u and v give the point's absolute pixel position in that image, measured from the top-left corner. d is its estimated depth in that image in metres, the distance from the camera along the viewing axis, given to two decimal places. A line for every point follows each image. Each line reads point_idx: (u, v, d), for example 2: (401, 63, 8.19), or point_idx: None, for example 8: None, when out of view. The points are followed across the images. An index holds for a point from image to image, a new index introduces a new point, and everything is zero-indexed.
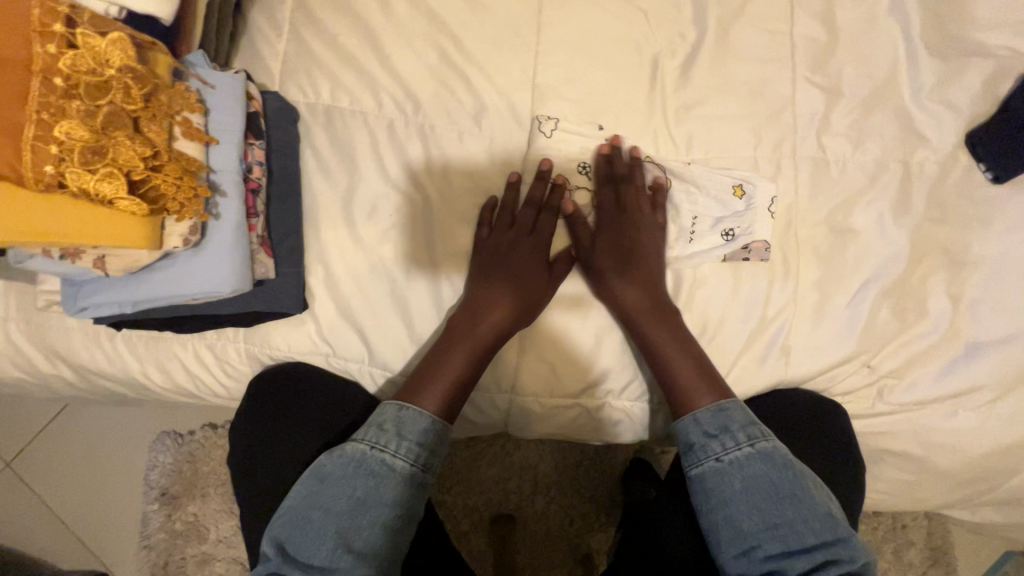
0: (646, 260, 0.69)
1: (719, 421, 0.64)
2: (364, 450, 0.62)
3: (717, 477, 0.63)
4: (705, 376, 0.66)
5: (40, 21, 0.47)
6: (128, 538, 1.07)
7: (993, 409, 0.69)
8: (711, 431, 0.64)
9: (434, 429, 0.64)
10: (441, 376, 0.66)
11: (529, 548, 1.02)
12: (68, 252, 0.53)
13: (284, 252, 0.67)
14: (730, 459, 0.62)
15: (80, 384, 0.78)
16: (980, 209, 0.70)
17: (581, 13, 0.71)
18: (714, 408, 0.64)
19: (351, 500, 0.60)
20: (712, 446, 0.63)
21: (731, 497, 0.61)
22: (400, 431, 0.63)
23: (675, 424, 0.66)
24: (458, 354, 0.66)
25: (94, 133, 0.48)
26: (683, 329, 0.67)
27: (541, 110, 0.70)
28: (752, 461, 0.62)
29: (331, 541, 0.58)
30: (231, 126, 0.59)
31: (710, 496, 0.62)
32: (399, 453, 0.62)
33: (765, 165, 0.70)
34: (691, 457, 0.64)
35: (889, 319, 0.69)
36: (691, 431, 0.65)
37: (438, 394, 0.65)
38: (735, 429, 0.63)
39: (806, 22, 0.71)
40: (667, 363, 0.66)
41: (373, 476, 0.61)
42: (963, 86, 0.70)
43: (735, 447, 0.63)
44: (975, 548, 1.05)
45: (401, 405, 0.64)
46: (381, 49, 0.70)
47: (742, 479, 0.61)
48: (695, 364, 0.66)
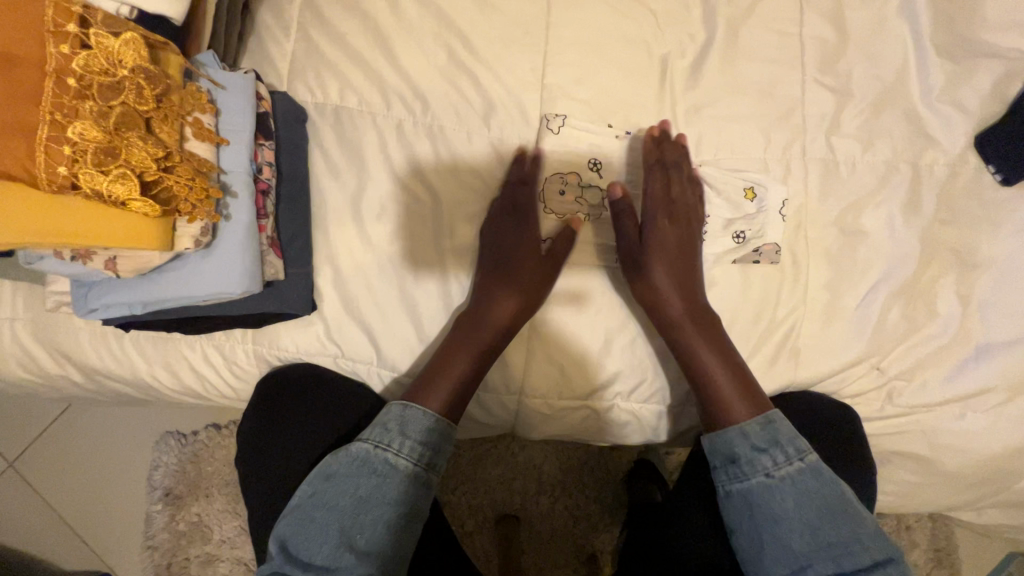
0: (685, 265, 0.69)
1: (768, 434, 0.62)
2: (367, 448, 0.62)
3: (766, 493, 0.61)
4: (743, 382, 0.65)
5: (53, 21, 0.46)
6: (131, 539, 1.07)
7: (1002, 411, 0.69)
8: (760, 445, 0.62)
9: (437, 429, 0.64)
10: (445, 372, 0.65)
11: (534, 548, 1.02)
12: (79, 254, 0.53)
13: (293, 253, 0.67)
14: (782, 475, 0.61)
15: (86, 384, 0.77)
16: (990, 210, 0.70)
17: (590, 13, 0.71)
18: (763, 422, 0.63)
19: (353, 499, 0.60)
20: (761, 460, 0.62)
21: (782, 515, 0.60)
22: (403, 429, 0.63)
23: (718, 435, 0.65)
24: (468, 349, 0.66)
25: (107, 134, 0.48)
26: (713, 319, 0.68)
27: (550, 111, 0.69)
28: (803, 477, 0.61)
29: (333, 539, 0.58)
30: (242, 127, 0.59)
31: (758, 512, 0.61)
32: (403, 452, 0.62)
33: (775, 166, 0.70)
34: (738, 471, 0.63)
35: (898, 320, 0.69)
36: (738, 444, 0.63)
37: (445, 388, 0.65)
38: (785, 443, 0.62)
39: (816, 23, 0.71)
40: (706, 371, 0.66)
41: (376, 474, 0.61)
42: (972, 87, 0.70)
43: (785, 462, 0.61)
44: (979, 549, 1.05)
45: (406, 404, 0.64)
46: (390, 49, 0.70)
47: (794, 497, 0.60)
48: (730, 371, 0.65)
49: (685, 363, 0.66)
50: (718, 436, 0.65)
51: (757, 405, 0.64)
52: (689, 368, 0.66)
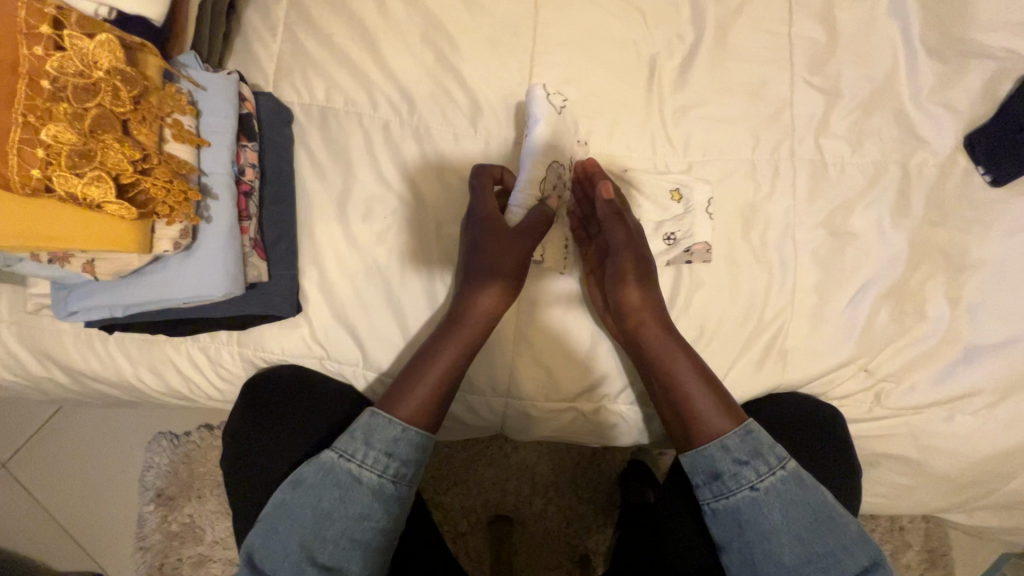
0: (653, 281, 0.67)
1: (749, 445, 0.61)
2: (332, 458, 0.61)
3: (753, 507, 0.60)
4: (720, 394, 0.64)
5: (27, 24, 0.46)
6: (124, 539, 1.06)
7: (991, 413, 0.69)
8: (742, 457, 0.61)
9: (406, 438, 0.63)
10: (419, 384, 0.64)
11: (527, 549, 1.01)
12: (57, 257, 0.53)
13: (278, 255, 0.66)
14: (766, 486, 0.60)
15: (72, 386, 0.77)
16: (980, 211, 0.69)
17: (578, 13, 0.70)
18: (741, 431, 0.62)
19: (316, 512, 0.59)
20: (746, 473, 0.61)
21: (772, 529, 0.59)
22: (368, 439, 0.62)
23: (700, 452, 0.63)
24: (443, 358, 0.65)
25: (82, 136, 0.48)
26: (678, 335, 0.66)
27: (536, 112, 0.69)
28: (787, 486, 0.60)
29: (295, 553, 0.58)
30: (223, 128, 0.59)
31: (747, 529, 0.60)
32: (367, 464, 0.61)
33: (762, 168, 0.69)
34: (723, 487, 0.62)
35: (887, 321, 0.69)
36: (720, 459, 0.62)
37: (415, 402, 0.64)
38: (766, 453, 0.61)
39: (805, 22, 0.71)
40: (681, 385, 0.64)
41: (339, 486, 0.60)
42: (963, 88, 0.69)
43: (768, 472, 0.60)
44: (973, 550, 1.05)
45: (374, 412, 0.64)
46: (376, 49, 0.69)
47: (781, 508, 0.59)
48: (705, 383, 0.65)
49: (660, 379, 0.66)
50: (698, 453, 0.63)
51: (734, 415, 0.64)
52: (665, 383, 0.66)
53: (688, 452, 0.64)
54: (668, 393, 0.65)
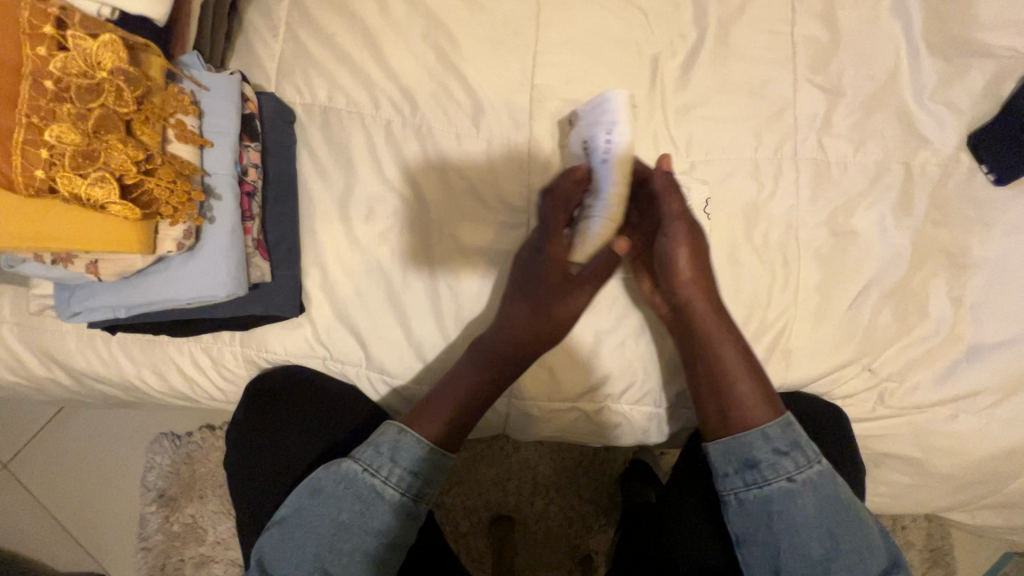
0: (707, 267, 0.65)
1: (789, 437, 0.62)
2: (355, 472, 0.61)
3: (787, 497, 0.60)
4: (763, 387, 0.64)
5: (30, 24, 0.46)
6: (125, 540, 1.06)
7: (994, 412, 0.69)
8: (782, 448, 0.61)
9: (433, 459, 0.63)
10: (449, 396, 0.64)
11: (528, 549, 1.01)
12: (60, 258, 0.53)
13: (280, 255, 0.67)
14: (804, 480, 0.60)
15: (74, 387, 0.77)
16: (982, 210, 0.69)
17: (580, 12, 0.70)
18: (782, 423, 0.62)
19: (334, 524, 0.59)
20: (784, 464, 0.61)
21: (803, 522, 0.59)
22: (394, 456, 0.62)
23: (737, 439, 0.63)
24: (483, 375, 0.65)
25: (85, 137, 0.48)
26: (731, 324, 0.65)
27: (581, 135, 0.65)
28: (822, 480, 0.60)
29: (309, 562, 0.58)
30: (226, 128, 0.59)
31: (778, 518, 0.60)
32: (390, 481, 0.61)
33: (765, 168, 0.69)
34: (760, 476, 0.61)
35: (890, 321, 0.69)
36: (760, 448, 0.62)
37: (447, 424, 0.64)
38: (805, 446, 0.61)
39: (807, 22, 0.71)
40: (726, 374, 0.64)
41: (360, 501, 0.60)
42: (965, 86, 0.69)
43: (806, 466, 0.61)
44: (975, 549, 1.05)
45: (401, 429, 0.63)
46: (378, 48, 0.69)
47: (815, 502, 0.60)
48: (752, 375, 0.64)
49: (708, 366, 0.64)
50: (734, 440, 0.63)
51: (773, 408, 0.63)
52: (712, 370, 0.64)
53: (718, 441, 0.64)
54: (714, 382, 0.64)
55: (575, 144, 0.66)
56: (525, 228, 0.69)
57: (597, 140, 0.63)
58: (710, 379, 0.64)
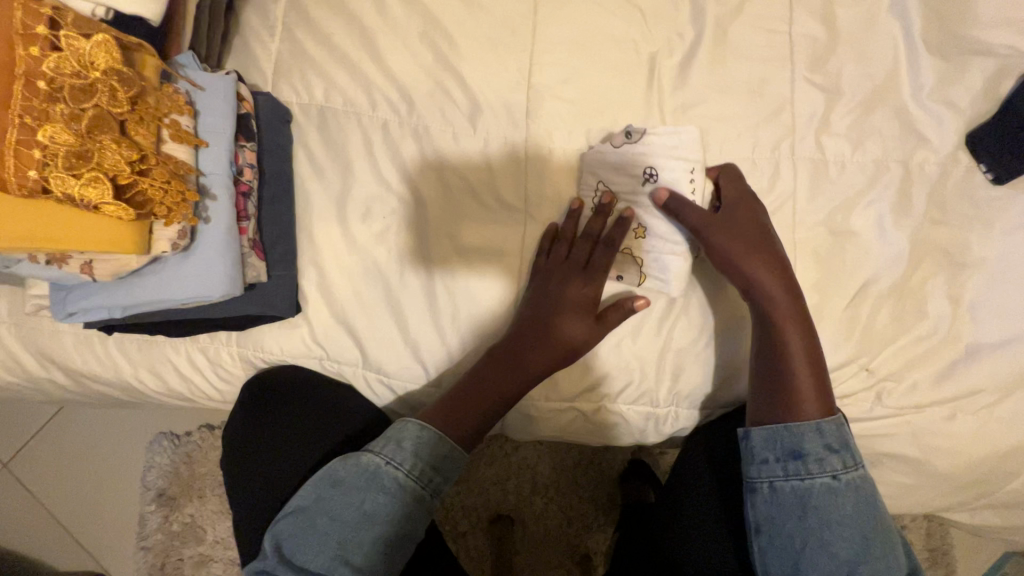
0: (778, 261, 0.64)
1: (841, 436, 0.61)
2: (378, 463, 0.60)
3: (828, 493, 0.60)
4: (822, 385, 0.62)
5: (21, 23, 0.46)
6: (125, 540, 1.06)
7: (993, 412, 0.69)
8: (833, 446, 0.61)
9: (453, 457, 0.63)
10: (480, 389, 0.65)
11: (528, 549, 1.01)
12: (54, 258, 0.53)
13: (276, 256, 0.67)
14: (847, 480, 0.60)
15: (71, 387, 0.77)
16: (981, 209, 0.69)
17: (578, 12, 0.70)
18: (834, 423, 0.61)
19: (359, 512, 0.58)
20: (831, 461, 0.61)
21: (838, 520, 0.59)
22: (419, 452, 0.61)
23: (788, 428, 0.62)
24: (507, 374, 0.65)
25: (79, 137, 0.48)
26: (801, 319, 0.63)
27: (646, 161, 0.65)
28: (864, 484, 0.61)
29: (332, 549, 0.57)
30: (220, 128, 0.58)
31: (813, 513, 0.60)
32: (412, 474, 0.61)
33: (762, 167, 0.69)
34: (805, 469, 0.61)
35: (887, 321, 0.69)
36: (811, 441, 0.61)
37: (462, 421, 0.64)
38: (853, 448, 0.61)
39: (806, 21, 0.70)
40: (790, 361, 0.62)
41: (384, 492, 0.59)
42: (964, 86, 0.69)
43: (852, 467, 0.61)
44: (975, 550, 1.04)
45: (424, 425, 0.63)
46: (375, 48, 0.69)
47: (854, 503, 0.60)
48: (812, 369, 0.62)
49: (769, 351, 0.63)
50: (784, 429, 0.62)
51: (826, 406, 0.62)
52: (774, 358, 0.63)
53: (764, 427, 0.63)
54: (773, 373, 0.63)
55: (635, 165, 0.66)
56: (521, 228, 0.69)
57: (671, 174, 0.65)
58: (771, 365, 0.63)
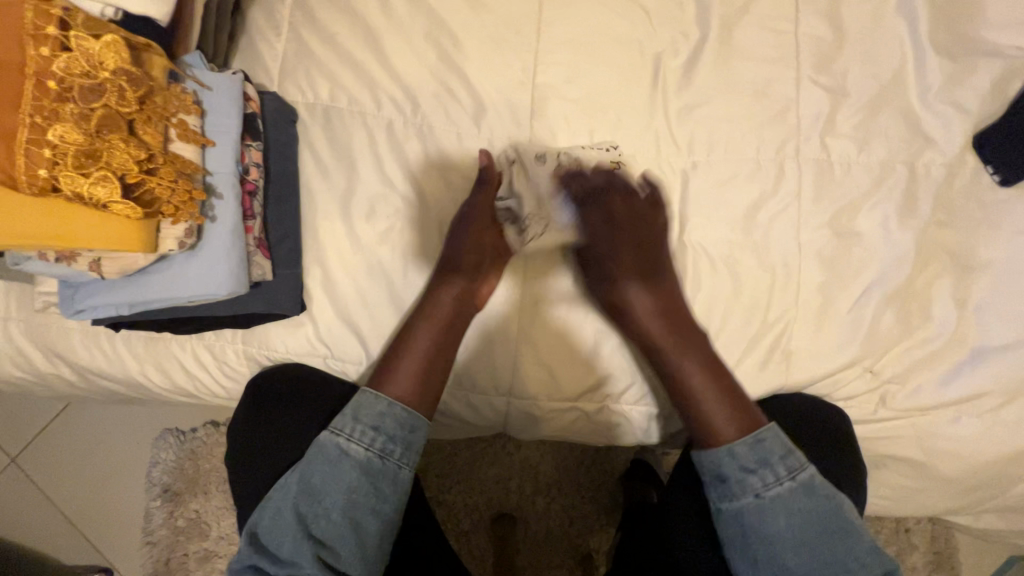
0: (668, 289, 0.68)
1: (758, 454, 0.62)
2: (323, 435, 0.63)
3: (758, 512, 0.61)
4: (728, 393, 0.65)
5: (33, 24, 0.47)
6: (131, 534, 1.08)
7: (998, 416, 0.69)
8: (750, 465, 0.62)
9: (392, 413, 0.64)
10: (405, 354, 0.66)
11: (530, 548, 1.01)
12: (63, 255, 0.54)
13: (282, 254, 0.67)
14: (774, 495, 0.61)
15: (79, 383, 0.78)
16: (987, 211, 0.69)
17: (584, 12, 0.70)
18: (751, 440, 0.62)
19: (308, 486, 0.61)
20: (751, 481, 0.62)
21: (776, 535, 0.60)
22: (356, 414, 0.63)
23: (706, 455, 0.64)
24: (425, 331, 0.67)
25: (88, 136, 0.49)
26: (695, 334, 0.67)
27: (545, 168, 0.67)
28: (795, 496, 0.60)
29: (292, 526, 0.59)
30: (228, 128, 0.59)
31: (751, 532, 0.61)
32: (352, 437, 0.62)
33: (768, 168, 0.69)
34: (729, 491, 0.63)
35: (894, 323, 0.68)
36: (727, 465, 0.63)
37: (402, 381, 0.65)
38: (774, 462, 0.61)
39: (812, 21, 0.70)
40: (694, 389, 0.65)
41: (329, 460, 0.61)
42: (971, 87, 0.69)
43: (776, 481, 0.61)
44: (979, 553, 1.04)
45: (361, 391, 0.65)
46: (380, 48, 0.69)
47: (787, 517, 0.60)
48: (714, 383, 0.65)
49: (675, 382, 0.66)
50: (704, 455, 0.65)
51: (744, 426, 0.64)
52: (673, 383, 0.67)
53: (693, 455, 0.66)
54: (678, 394, 0.67)
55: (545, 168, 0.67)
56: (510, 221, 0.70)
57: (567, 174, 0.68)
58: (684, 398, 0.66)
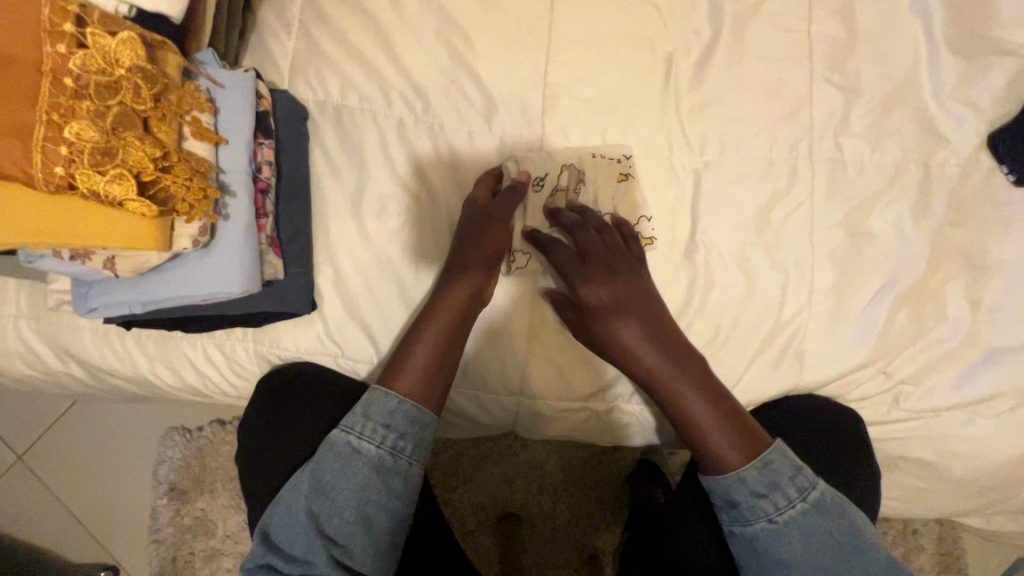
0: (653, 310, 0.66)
1: (767, 477, 0.60)
2: (334, 433, 0.63)
3: (771, 538, 0.59)
4: (732, 419, 0.63)
5: (50, 21, 0.47)
6: (138, 532, 1.08)
7: (1012, 418, 0.68)
8: (760, 490, 0.60)
9: (403, 410, 0.63)
10: (414, 353, 0.65)
11: (536, 548, 1.01)
12: (77, 254, 0.54)
13: (293, 253, 0.67)
14: (786, 519, 0.59)
15: (88, 380, 0.78)
16: (1001, 212, 0.68)
17: (596, 10, 0.70)
18: (760, 465, 0.60)
19: (320, 484, 0.61)
20: (762, 505, 0.60)
21: (791, 559, 0.58)
22: (367, 412, 0.63)
23: (714, 480, 0.62)
24: (434, 330, 0.65)
25: (104, 134, 0.49)
26: (690, 356, 0.65)
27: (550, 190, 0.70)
28: (807, 518, 0.59)
29: (304, 524, 0.59)
30: (240, 126, 0.59)
31: (765, 557, 0.60)
32: (364, 435, 0.62)
33: (780, 167, 0.69)
34: (741, 516, 0.61)
35: (907, 323, 0.68)
36: (737, 490, 0.61)
37: (411, 377, 0.64)
38: (784, 484, 0.60)
39: (825, 20, 0.70)
40: (695, 417, 0.63)
41: (341, 458, 0.61)
42: (985, 86, 0.68)
43: (787, 505, 0.60)
44: (987, 555, 1.04)
45: (372, 388, 0.64)
46: (392, 46, 0.69)
47: (801, 540, 0.59)
48: (715, 409, 0.63)
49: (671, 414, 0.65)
50: (713, 483, 0.62)
51: (750, 452, 0.61)
52: (674, 411, 0.65)
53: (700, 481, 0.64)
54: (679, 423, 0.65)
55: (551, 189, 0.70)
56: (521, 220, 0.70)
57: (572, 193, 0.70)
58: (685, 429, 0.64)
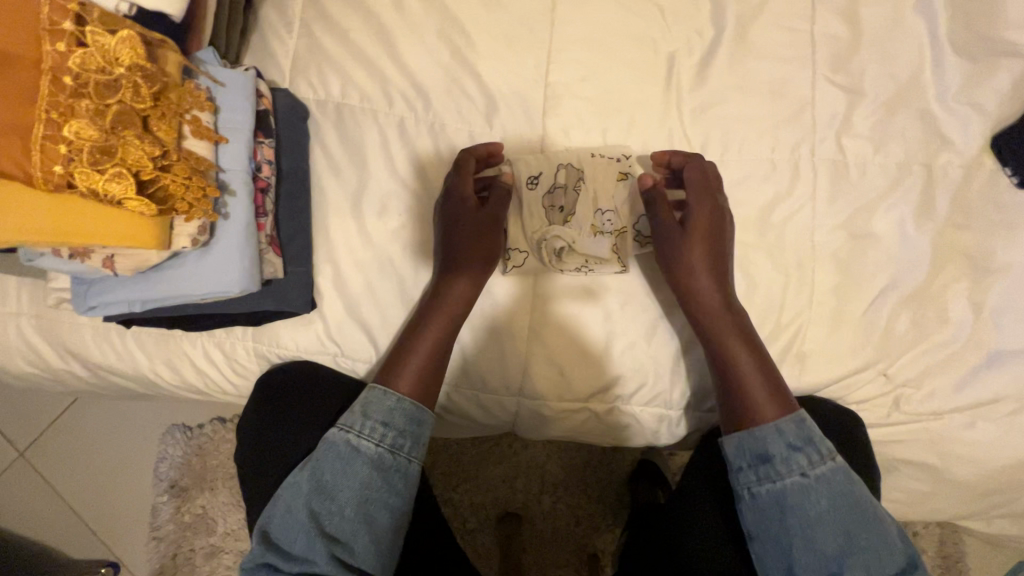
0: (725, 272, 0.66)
1: (803, 434, 0.61)
2: (332, 432, 0.63)
3: (802, 492, 0.59)
4: (774, 384, 0.63)
5: (49, 19, 0.47)
6: (138, 529, 1.08)
7: (1014, 421, 0.68)
8: (796, 443, 0.60)
9: (402, 409, 0.63)
10: (418, 347, 0.65)
11: (536, 547, 1.01)
12: (77, 252, 0.54)
13: (292, 251, 0.67)
14: (817, 475, 0.59)
15: (88, 378, 0.78)
16: (1007, 214, 0.68)
17: (597, 9, 0.69)
18: (795, 419, 0.61)
19: (320, 483, 0.60)
20: (796, 458, 0.60)
21: (817, 517, 0.58)
22: (365, 412, 0.63)
23: (752, 434, 0.62)
24: (433, 326, 0.65)
25: (103, 132, 0.49)
26: (742, 318, 0.65)
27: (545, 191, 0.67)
28: (837, 477, 0.59)
29: (305, 523, 0.59)
30: (240, 125, 0.59)
31: (791, 515, 0.59)
32: (362, 434, 0.62)
33: (782, 168, 0.68)
34: (773, 471, 0.60)
35: (908, 326, 0.68)
36: (774, 443, 0.61)
37: (409, 376, 0.65)
38: (818, 442, 0.60)
39: (829, 20, 0.69)
40: (742, 377, 0.63)
41: (341, 458, 0.61)
42: (991, 87, 0.68)
43: (820, 462, 0.60)
44: (988, 559, 1.03)
45: (370, 387, 0.64)
46: (393, 45, 0.69)
47: (829, 498, 0.59)
48: (762, 371, 0.63)
49: (720, 368, 0.65)
50: (747, 434, 0.62)
51: (784, 406, 0.62)
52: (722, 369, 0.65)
53: (732, 436, 0.63)
54: (725, 383, 0.65)
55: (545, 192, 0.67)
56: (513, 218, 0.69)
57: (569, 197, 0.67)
58: (723, 379, 0.65)
